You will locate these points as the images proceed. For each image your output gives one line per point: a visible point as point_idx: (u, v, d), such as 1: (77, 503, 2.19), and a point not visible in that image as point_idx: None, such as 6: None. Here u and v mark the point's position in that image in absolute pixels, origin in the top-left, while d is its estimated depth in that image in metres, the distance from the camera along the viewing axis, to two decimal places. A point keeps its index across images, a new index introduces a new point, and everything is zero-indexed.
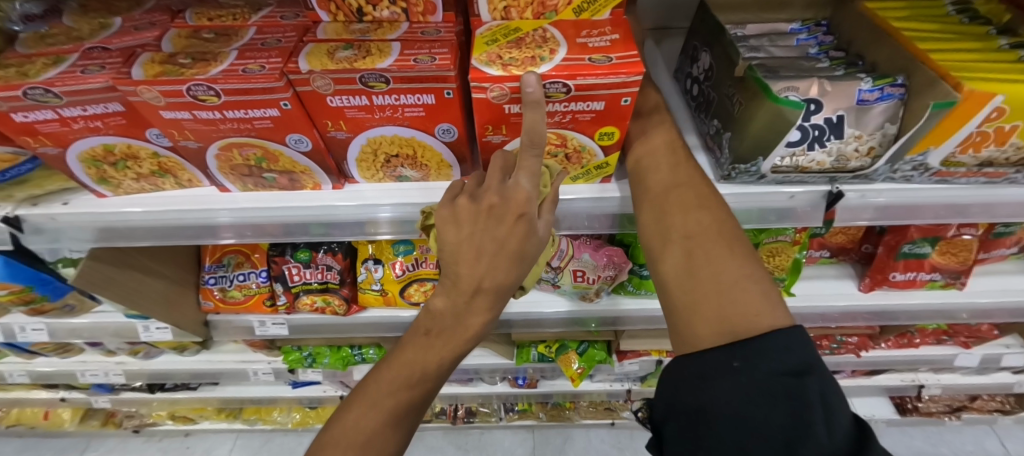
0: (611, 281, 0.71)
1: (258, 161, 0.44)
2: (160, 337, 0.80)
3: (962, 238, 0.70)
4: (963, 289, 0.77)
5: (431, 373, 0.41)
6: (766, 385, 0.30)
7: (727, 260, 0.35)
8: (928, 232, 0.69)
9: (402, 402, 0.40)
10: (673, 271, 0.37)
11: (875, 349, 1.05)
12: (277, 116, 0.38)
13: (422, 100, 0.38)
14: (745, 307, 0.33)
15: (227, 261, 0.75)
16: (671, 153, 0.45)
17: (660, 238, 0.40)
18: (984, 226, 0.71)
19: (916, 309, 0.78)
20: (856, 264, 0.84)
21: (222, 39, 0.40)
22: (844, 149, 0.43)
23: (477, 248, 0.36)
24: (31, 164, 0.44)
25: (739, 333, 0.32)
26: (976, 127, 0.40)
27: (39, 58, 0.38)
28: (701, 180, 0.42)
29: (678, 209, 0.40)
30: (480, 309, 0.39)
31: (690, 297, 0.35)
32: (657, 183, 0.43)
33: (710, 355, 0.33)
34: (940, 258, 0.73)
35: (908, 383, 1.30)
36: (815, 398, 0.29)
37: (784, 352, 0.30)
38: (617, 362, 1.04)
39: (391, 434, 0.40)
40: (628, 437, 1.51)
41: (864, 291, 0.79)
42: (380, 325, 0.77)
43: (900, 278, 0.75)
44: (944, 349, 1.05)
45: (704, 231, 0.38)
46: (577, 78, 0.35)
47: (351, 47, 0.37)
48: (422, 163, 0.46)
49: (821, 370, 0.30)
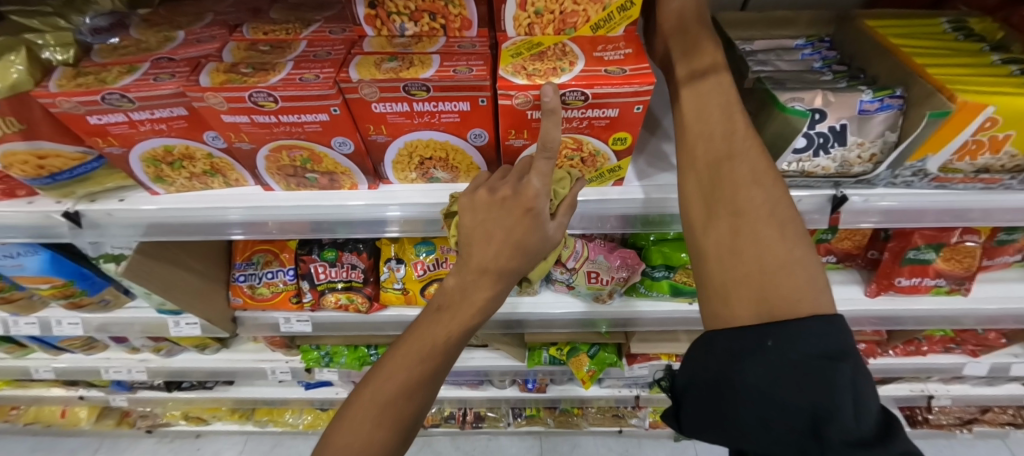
0: (624, 282, 0.74)
1: (303, 162, 0.48)
2: (189, 332, 0.84)
3: (965, 244, 0.73)
4: (968, 295, 0.79)
5: (442, 346, 0.44)
6: (801, 366, 0.34)
7: (774, 240, 0.37)
8: (932, 239, 0.72)
9: (414, 375, 0.43)
10: (715, 248, 0.39)
11: (883, 356, 1.06)
12: (326, 120, 0.42)
13: (458, 107, 0.42)
14: (787, 291, 0.35)
15: (256, 260, 0.79)
16: (726, 117, 0.42)
17: (705, 214, 0.41)
18: (986, 233, 0.74)
19: (922, 314, 0.80)
20: (862, 270, 0.86)
21: (277, 51, 0.44)
22: (847, 155, 0.46)
23: (488, 233, 0.41)
24: (97, 163, 0.48)
25: (776, 312, 0.35)
26: (971, 135, 0.43)
27: (114, 67, 0.42)
28: (760, 151, 0.40)
29: (731, 186, 0.39)
30: (487, 286, 0.43)
31: (732, 276, 0.38)
32: (706, 154, 0.42)
33: (748, 334, 0.37)
34: (944, 264, 0.75)
35: (918, 393, 1.30)
36: (844, 383, 0.33)
37: (822, 342, 0.34)
38: (626, 365, 1.06)
39: (406, 401, 0.43)
40: (635, 445, 1.51)
41: (870, 296, 0.81)
42: (401, 322, 0.80)
43: (906, 283, 0.78)
44: (952, 357, 1.06)
45: (753, 209, 0.38)
46: (594, 87, 0.38)
47: (395, 59, 0.41)
48: (453, 165, 0.50)
49: (854, 357, 0.34)
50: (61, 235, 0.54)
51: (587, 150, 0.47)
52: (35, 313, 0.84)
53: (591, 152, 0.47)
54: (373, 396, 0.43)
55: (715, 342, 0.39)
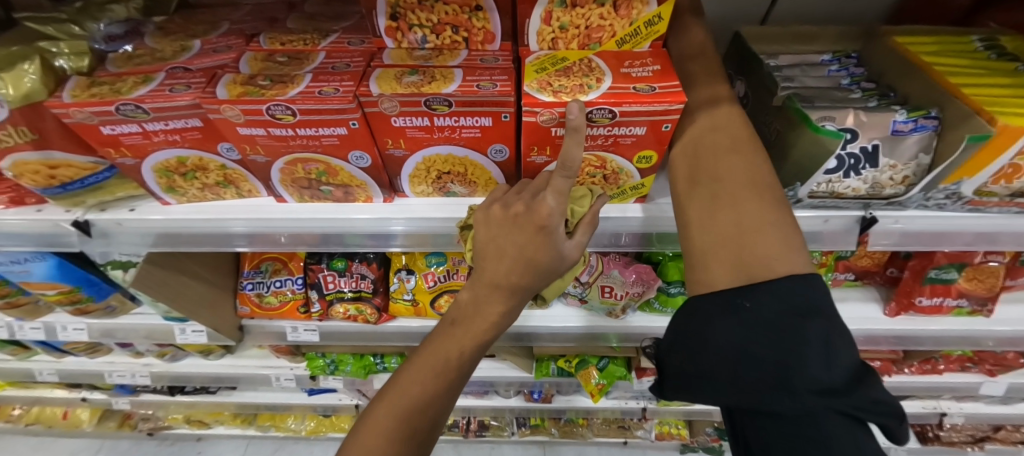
0: (638, 297, 0.73)
1: (318, 175, 0.47)
2: (195, 340, 0.83)
3: (989, 265, 0.71)
4: (990, 315, 0.77)
5: (457, 361, 0.43)
6: (770, 322, 0.32)
7: (752, 203, 0.37)
8: (955, 259, 0.70)
9: (429, 389, 0.42)
10: (697, 217, 0.39)
11: (898, 374, 1.04)
12: (344, 134, 0.41)
13: (480, 122, 0.40)
14: (763, 252, 0.34)
15: (264, 268, 0.78)
16: (713, 96, 0.44)
17: (690, 183, 0.42)
18: (1010, 254, 0.72)
19: (942, 334, 0.78)
20: (880, 288, 0.84)
21: (295, 62, 0.43)
22: (879, 177, 0.45)
23: (500, 249, 0.40)
24: (108, 172, 0.47)
25: (753, 273, 0.34)
26: (1010, 159, 0.42)
27: (129, 77, 0.41)
28: (741, 123, 0.42)
29: (710, 156, 0.41)
30: (500, 300, 0.42)
31: (710, 240, 0.37)
32: (693, 128, 0.43)
33: (720, 295, 0.35)
34: (967, 284, 0.73)
35: (930, 410, 1.28)
36: (815, 336, 0.31)
37: (792, 294, 0.32)
38: (636, 378, 1.05)
39: (426, 412, 0.42)
40: None
41: (889, 315, 0.79)
42: (410, 333, 0.79)
43: (926, 303, 0.76)
44: (967, 376, 1.04)
45: (733, 178, 0.39)
46: (622, 105, 0.37)
47: (417, 73, 0.40)
48: (471, 180, 0.49)
49: (826, 314, 0.32)
50: (70, 244, 0.53)
51: (609, 168, 0.46)
52: (40, 318, 0.83)
53: (614, 170, 0.46)
54: (388, 413, 0.41)
55: (693, 305, 0.37)
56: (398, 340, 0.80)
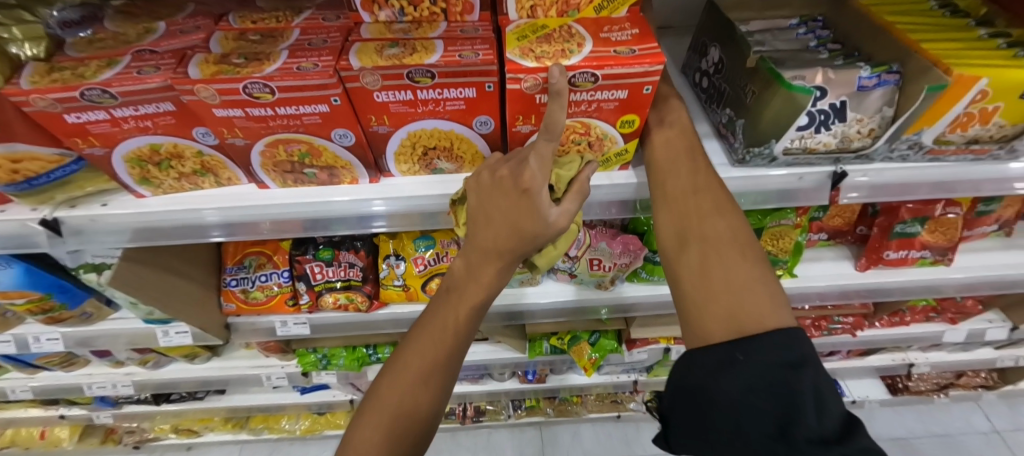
0: (626, 268, 0.74)
1: (301, 157, 0.46)
2: (179, 341, 0.80)
3: (948, 217, 0.76)
4: (950, 265, 0.82)
5: (453, 329, 0.44)
6: (767, 377, 0.32)
7: (740, 262, 0.37)
8: (918, 212, 0.74)
9: (429, 361, 0.43)
10: (688, 274, 0.38)
11: (870, 328, 1.10)
12: (325, 111, 0.40)
13: (464, 94, 0.40)
14: (755, 309, 0.34)
15: (247, 263, 0.76)
16: (691, 159, 0.46)
17: (677, 242, 0.41)
18: (967, 204, 0.77)
19: (908, 285, 0.83)
20: (852, 246, 0.88)
21: (269, 40, 0.41)
22: (847, 131, 0.48)
23: (488, 216, 0.41)
24: (76, 165, 0.46)
25: (747, 330, 0.34)
26: (964, 108, 0.45)
27: (92, 61, 0.40)
28: (720, 186, 0.43)
29: (695, 214, 0.41)
30: (491, 264, 0.42)
31: (702, 297, 0.37)
32: (676, 188, 0.44)
33: (715, 349, 0.34)
34: (929, 236, 0.78)
35: (899, 362, 1.36)
36: (807, 388, 0.32)
37: (783, 348, 0.32)
38: (626, 351, 1.07)
39: (421, 393, 0.43)
40: (634, 430, 1.54)
41: (860, 270, 0.83)
42: (403, 317, 0.79)
43: (894, 256, 0.80)
44: (932, 326, 1.10)
45: (719, 236, 0.39)
46: (604, 68, 0.37)
47: (397, 45, 0.40)
48: (457, 155, 0.49)
49: (813, 364, 0.33)
50: (37, 245, 0.50)
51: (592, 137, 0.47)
52: (10, 330, 0.79)
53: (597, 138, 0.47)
54: (390, 390, 0.43)
55: (689, 360, 0.36)
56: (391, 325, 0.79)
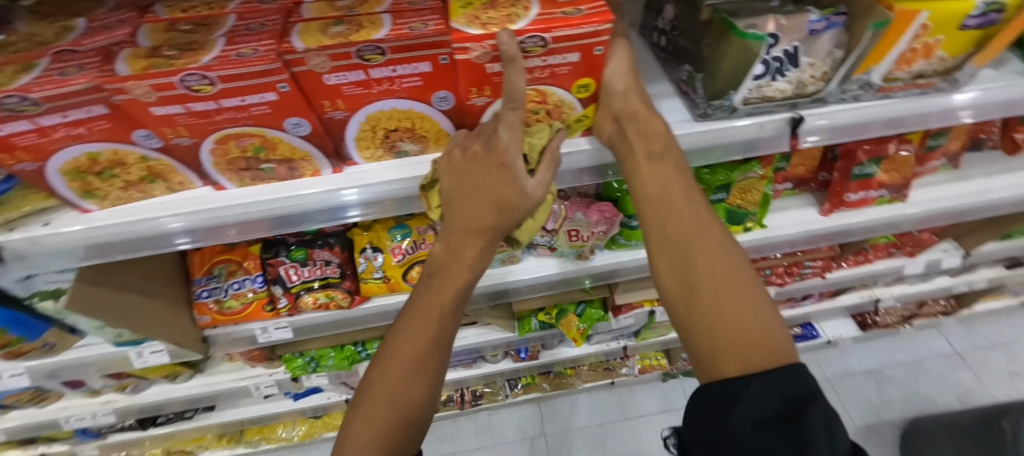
0: (603, 236, 0.75)
1: (255, 151, 0.44)
2: (156, 361, 0.77)
3: (901, 155, 0.79)
4: (906, 200, 0.86)
5: (441, 313, 0.44)
6: (778, 406, 0.34)
7: (750, 307, 0.38)
8: (873, 153, 0.77)
9: (422, 347, 0.43)
10: (701, 318, 0.39)
11: (837, 270, 1.15)
12: (274, 100, 0.38)
13: (418, 69, 0.39)
14: (770, 355, 0.36)
15: (218, 271, 0.73)
16: (685, 192, 0.45)
17: (684, 287, 0.41)
18: (917, 141, 0.80)
19: (869, 224, 0.87)
20: (815, 192, 0.91)
21: (203, 29, 0.39)
22: (801, 77, 0.49)
23: (467, 193, 0.42)
24: (6, 184, 0.43)
25: (763, 369, 0.35)
26: (908, 43, 0.47)
27: (5, 66, 0.36)
28: (718, 224, 0.44)
29: (699, 256, 0.41)
30: (473, 241, 0.44)
31: (719, 346, 0.37)
32: (675, 227, 0.43)
33: (730, 382, 0.36)
34: (885, 175, 0.81)
35: (866, 299, 1.43)
36: (815, 423, 0.32)
37: (793, 383, 0.34)
38: (613, 318, 1.09)
39: (417, 382, 0.43)
40: (628, 394, 1.59)
41: (824, 215, 0.87)
42: (384, 311, 0.77)
43: (854, 198, 0.84)
44: (893, 261, 1.16)
45: (726, 279, 0.40)
46: (552, 30, 0.37)
47: (342, 23, 0.38)
48: (420, 135, 0.48)
49: (820, 400, 0.35)
50: None
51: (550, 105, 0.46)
52: None
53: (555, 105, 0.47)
54: (384, 384, 0.42)
55: (704, 396, 0.38)
56: (374, 320, 0.78)
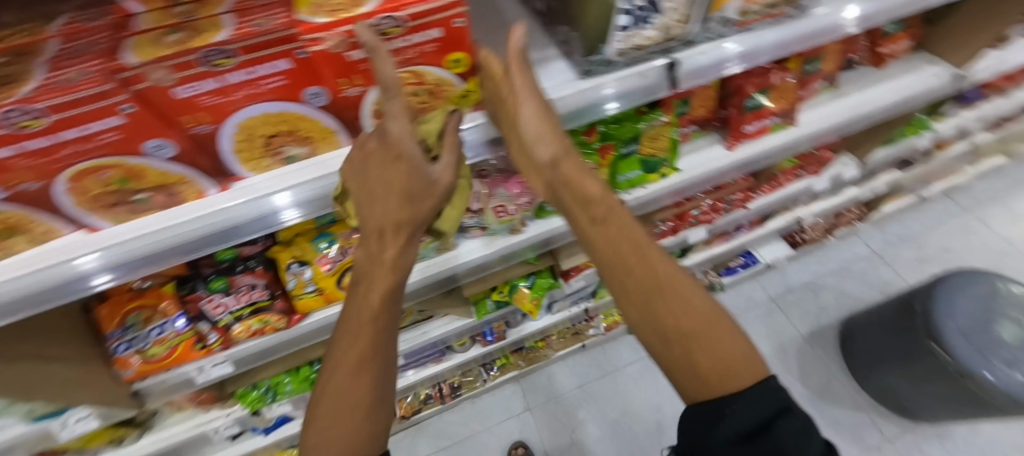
0: (529, 206, 0.78)
1: (122, 183, 0.42)
2: (84, 427, 0.72)
3: (786, 82, 0.86)
4: (797, 124, 0.95)
5: (374, 314, 0.46)
6: (760, 437, 0.44)
7: (721, 338, 0.46)
8: (760, 84, 0.84)
9: (364, 349, 0.46)
10: (677, 360, 0.46)
11: (758, 198, 1.25)
12: (121, 124, 0.35)
13: (278, 66, 0.37)
14: (741, 377, 0.45)
15: (132, 318, 0.66)
16: (633, 242, 0.48)
17: (659, 337, 0.47)
18: (796, 66, 0.87)
19: (770, 151, 0.94)
20: (718, 128, 0.97)
21: (19, 60, 0.35)
22: (668, 23, 0.51)
23: (375, 190, 0.43)
24: None
25: (733, 390, 0.45)
26: None
27: None
28: (678, 268, 0.49)
29: (666, 307, 0.46)
30: (392, 242, 0.46)
31: (699, 379, 0.46)
32: (641, 284, 0.47)
33: (708, 407, 0.45)
34: (775, 103, 0.88)
35: (789, 221, 1.55)
36: (780, 434, 0.43)
37: (764, 401, 0.44)
38: (565, 283, 1.13)
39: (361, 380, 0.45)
40: (602, 352, 1.66)
41: (730, 148, 0.94)
42: (321, 324, 0.76)
43: (752, 129, 0.91)
44: (802, 181, 1.26)
45: (700, 322, 0.46)
46: (403, 8, 0.36)
47: (178, 30, 0.35)
48: (304, 136, 0.48)
49: (796, 412, 0.45)
50: None
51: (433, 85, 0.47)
52: None
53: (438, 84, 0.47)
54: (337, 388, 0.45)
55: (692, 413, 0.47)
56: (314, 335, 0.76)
